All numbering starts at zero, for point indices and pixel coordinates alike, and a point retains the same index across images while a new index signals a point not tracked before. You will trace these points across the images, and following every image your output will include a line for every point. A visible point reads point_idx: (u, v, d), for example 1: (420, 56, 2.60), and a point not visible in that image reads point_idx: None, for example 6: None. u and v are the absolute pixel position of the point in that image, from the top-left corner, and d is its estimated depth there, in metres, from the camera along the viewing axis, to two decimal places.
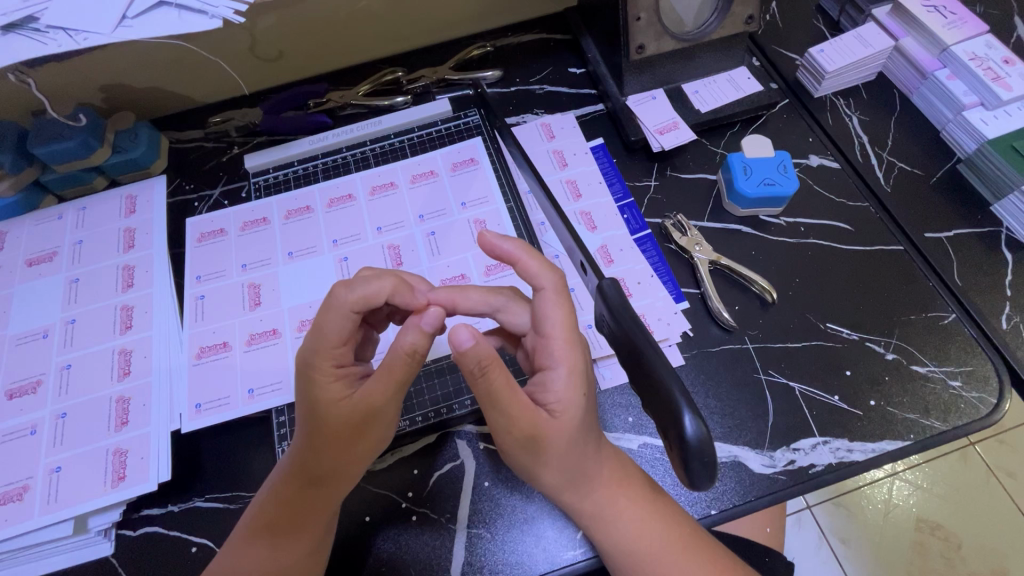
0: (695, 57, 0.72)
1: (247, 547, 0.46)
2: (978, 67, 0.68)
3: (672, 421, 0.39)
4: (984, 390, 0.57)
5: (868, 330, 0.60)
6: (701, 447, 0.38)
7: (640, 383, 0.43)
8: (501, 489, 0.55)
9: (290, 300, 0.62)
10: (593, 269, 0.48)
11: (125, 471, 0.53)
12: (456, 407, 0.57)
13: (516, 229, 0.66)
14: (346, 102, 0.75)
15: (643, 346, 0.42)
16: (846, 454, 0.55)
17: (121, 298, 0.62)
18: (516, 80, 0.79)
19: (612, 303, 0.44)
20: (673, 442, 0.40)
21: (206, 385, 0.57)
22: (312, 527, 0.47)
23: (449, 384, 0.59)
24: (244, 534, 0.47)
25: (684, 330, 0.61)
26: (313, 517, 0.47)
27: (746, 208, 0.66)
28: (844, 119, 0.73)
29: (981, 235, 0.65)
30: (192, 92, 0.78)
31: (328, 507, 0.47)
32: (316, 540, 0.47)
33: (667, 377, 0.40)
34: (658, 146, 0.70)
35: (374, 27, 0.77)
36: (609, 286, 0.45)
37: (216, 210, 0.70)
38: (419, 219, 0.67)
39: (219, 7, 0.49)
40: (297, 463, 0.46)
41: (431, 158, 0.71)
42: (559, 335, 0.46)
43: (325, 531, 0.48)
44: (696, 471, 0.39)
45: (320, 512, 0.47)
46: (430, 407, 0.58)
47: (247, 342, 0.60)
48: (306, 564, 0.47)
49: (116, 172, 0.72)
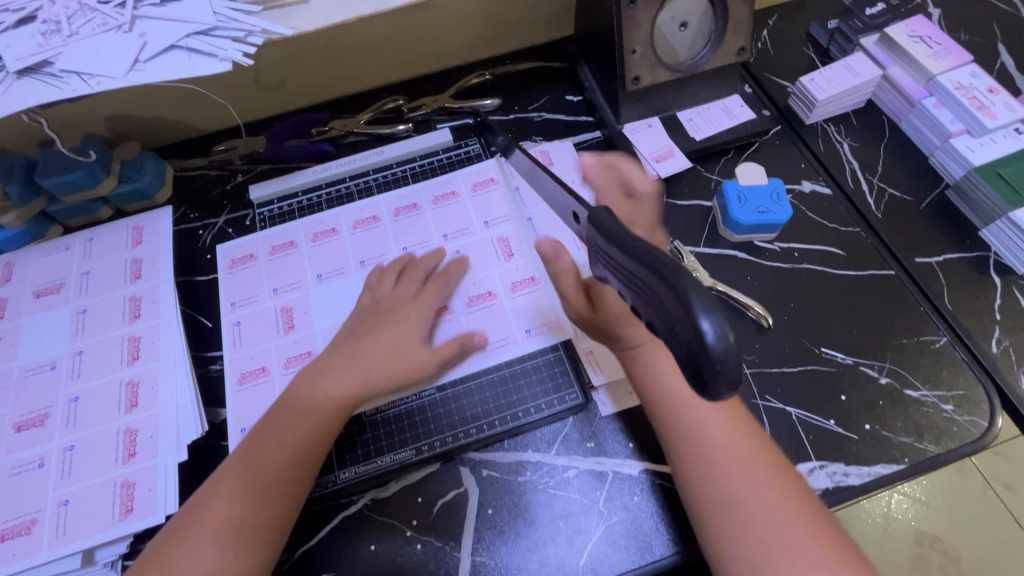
0: (690, 86, 0.74)
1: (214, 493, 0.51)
2: (964, 97, 0.70)
3: (685, 337, 0.27)
4: (975, 414, 0.58)
5: (862, 355, 0.61)
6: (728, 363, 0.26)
7: (635, 291, 0.30)
8: (503, 517, 0.55)
9: (321, 322, 0.64)
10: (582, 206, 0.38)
11: (132, 503, 0.53)
12: (485, 427, 0.58)
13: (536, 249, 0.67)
14: (348, 130, 0.77)
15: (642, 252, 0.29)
16: (842, 478, 0.56)
17: (128, 329, 0.63)
18: (515, 107, 0.81)
19: (602, 225, 0.33)
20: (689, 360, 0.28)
21: (250, 410, 0.59)
22: (277, 489, 0.51)
23: (478, 405, 0.59)
24: (213, 484, 0.51)
25: None
26: (281, 479, 0.52)
27: (741, 235, 0.68)
28: (835, 145, 0.75)
29: (969, 260, 0.67)
30: (196, 121, 0.79)
31: (296, 474, 0.52)
32: (269, 504, 0.51)
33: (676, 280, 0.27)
34: (654, 173, 0.72)
35: (376, 57, 0.79)
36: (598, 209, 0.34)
37: (243, 235, 0.72)
38: (443, 239, 0.69)
39: (228, 50, 0.51)
40: (296, 426, 0.54)
41: (451, 179, 0.73)
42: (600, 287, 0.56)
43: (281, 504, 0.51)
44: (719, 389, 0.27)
45: (287, 474, 0.52)
46: (454, 422, 0.59)
47: (284, 365, 0.62)
48: (250, 521, 0.50)
49: (122, 201, 0.74)
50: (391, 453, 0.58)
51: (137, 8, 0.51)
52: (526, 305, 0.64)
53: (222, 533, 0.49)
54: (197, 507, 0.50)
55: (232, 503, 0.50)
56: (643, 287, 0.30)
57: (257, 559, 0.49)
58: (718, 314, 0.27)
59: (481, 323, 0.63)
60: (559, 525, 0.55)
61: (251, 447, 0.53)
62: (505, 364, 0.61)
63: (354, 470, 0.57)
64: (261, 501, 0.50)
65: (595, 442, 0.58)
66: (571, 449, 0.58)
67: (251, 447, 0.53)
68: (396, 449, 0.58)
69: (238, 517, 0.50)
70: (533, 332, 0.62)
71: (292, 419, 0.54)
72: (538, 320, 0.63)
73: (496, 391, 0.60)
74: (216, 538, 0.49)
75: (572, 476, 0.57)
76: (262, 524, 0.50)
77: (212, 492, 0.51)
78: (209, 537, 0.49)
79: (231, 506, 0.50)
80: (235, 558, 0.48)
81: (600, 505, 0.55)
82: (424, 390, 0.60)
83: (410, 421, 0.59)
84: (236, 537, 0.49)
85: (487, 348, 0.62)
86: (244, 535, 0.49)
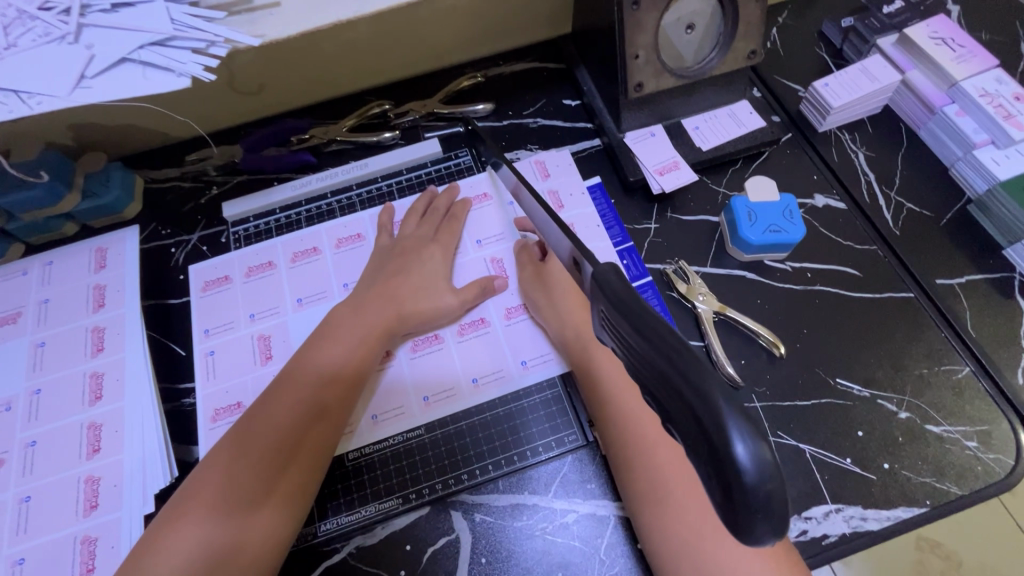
0: (696, 92, 0.69)
1: (213, 460, 0.49)
2: (989, 104, 0.65)
3: (709, 450, 0.24)
4: (1000, 452, 0.54)
5: (880, 386, 0.58)
6: (763, 485, 0.22)
7: (650, 380, 0.26)
8: (498, 566, 0.51)
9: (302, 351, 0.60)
10: (583, 253, 0.34)
11: (93, 562, 0.49)
12: (477, 472, 0.55)
13: None
14: (330, 138, 0.72)
15: (662, 344, 0.26)
16: (860, 523, 0.52)
17: (90, 365, 0.59)
18: (509, 112, 0.76)
19: (612, 294, 0.29)
20: (715, 482, 0.24)
21: None
22: (274, 461, 0.49)
23: (474, 432, 0.56)
24: (213, 454, 0.50)
25: None
26: (279, 449, 0.49)
27: (751, 254, 0.63)
28: (849, 154, 0.71)
29: (993, 281, 0.63)
30: (165, 128, 0.73)
31: (296, 445, 0.50)
32: (266, 473, 0.48)
33: (703, 385, 0.24)
34: (658, 186, 0.67)
35: (360, 60, 0.74)
36: (608, 270, 0.30)
37: (218, 254, 0.67)
38: None
39: (187, 63, 0.46)
40: (297, 396, 0.52)
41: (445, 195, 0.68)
42: (563, 286, 0.58)
43: (280, 474, 0.49)
44: (756, 532, 0.24)
45: (287, 444, 0.50)
46: (447, 448, 0.56)
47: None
48: (247, 489, 0.47)
49: (86, 218, 0.68)
50: (376, 503, 0.54)
51: (83, 15, 0.46)
52: (522, 333, 0.60)
53: (215, 501, 0.46)
54: (169, 522, 0.46)
55: (224, 487, 0.47)
56: (657, 375, 0.26)
57: (250, 530, 0.46)
58: (746, 423, 0.24)
59: (473, 352, 0.59)
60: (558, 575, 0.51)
61: (234, 455, 0.49)
62: (499, 399, 0.57)
63: (336, 521, 0.53)
64: (257, 472, 0.48)
65: (596, 484, 0.54)
66: (572, 492, 0.54)
67: (248, 421, 0.51)
68: (381, 498, 0.54)
69: (234, 483, 0.47)
70: (530, 364, 0.58)
71: (291, 391, 0.53)
72: (533, 350, 0.59)
73: (488, 432, 0.56)
74: (190, 558, 0.44)
75: (572, 522, 0.53)
76: (258, 495, 0.47)
77: (189, 505, 0.46)
78: (201, 508, 0.46)
79: (213, 520, 0.46)
80: (227, 528, 0.46)
81: (602, 553, 0.51)
82: (412, 429, 0.56)
83: (396, 465, 0.55)
84: (216, 553, 0.44)
85: (479, 382, 0.58)
86: (224, 556, 0.45)
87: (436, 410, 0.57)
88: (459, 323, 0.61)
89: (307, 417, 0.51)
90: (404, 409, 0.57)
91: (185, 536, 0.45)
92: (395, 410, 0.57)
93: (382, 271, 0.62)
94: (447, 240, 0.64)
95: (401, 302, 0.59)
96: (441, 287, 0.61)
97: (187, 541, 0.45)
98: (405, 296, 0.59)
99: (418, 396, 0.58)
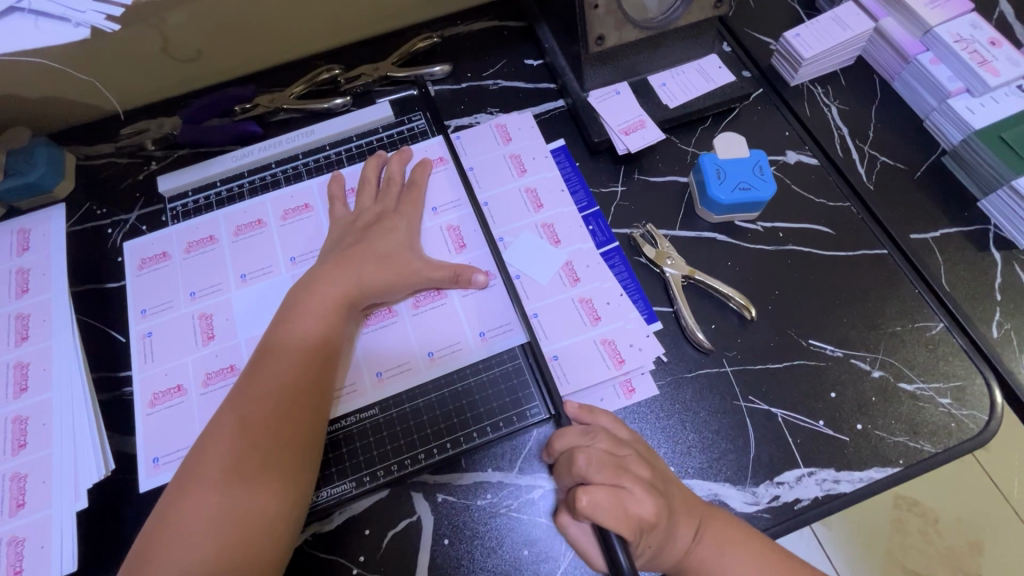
0: (663, 45, 0.65)
1: (201, 450, 0.46)
2: (963, 50, 0.63)
3: None
4: (974, 407, 0.53)
5: (853, 346, 0.56)
6: None
7: None
8: (461, 547, 0.49)
9: (245, 331, 0.56)
10: None
11: (21, 564, 0.46)
12: (452, 444, 0.52)
13: (488, 235, 0.60)
14: (277, 106, 0.67)
15: None
16: (833, 486, 0.51)
17: (15, 354, 0.55)
18: (467, 74, 0.71)
19: None
20: None
21: (162, 437, 0.52)
22: (261, 442, 0.46)
23: (450, 409, 0.53)
24: (202, 444, 0.47)
25: (620, 405, 0.54)
26: (265, 429, 0.46)
27: (721, 214, 0.61)
28: (823, 109, 0.68)
29: (967, 234, 0.61)
30: (92, 100, 0.67)
31: (281, 423, 0.47)
32: (256, 456, 0.45)
33: None
34: (623, 147, 0.63)
35: (306, 21, 0.68)
36: None
37: (154, 230, 0.62)
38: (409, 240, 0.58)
39: (86, 12, 0.43)
40: (277, 376, 0.49)
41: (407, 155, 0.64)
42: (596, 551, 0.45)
43: (271, 455, 0.46)
44: None
45: (273, 423, 0.46)
46: (427, 425, 0.53)
47: (202, 384, 0.53)
48: (239, 472, 0.45)
49: (12, 198, 0.63)
50: (330, 486, 0.51)
51: None
52: (480, 305, 0.57)
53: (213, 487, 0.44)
54: (165, 515, 0.44)
55: (215, 474, 0.45)
56: None
57: (251, 510, 0.44)
58: None
59: (430, 325, 0.56)
60: (524, 553, 0.49)
61: (222, 440, 0.46)
62: (463, 370, 0.55)
63: None
64: (247, 455, 0.45)
65: None
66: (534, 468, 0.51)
67: (234, 402, 0.48)
68: (334, 481, 0.51)
69: (227, 467, 0.45)
70: (488, 335, 0.56)
71: (270, 371, 0.49)
72: (494, 321, 0.56)
73: (448, 408, 0.53)
74: (195, 545, 0.42)
75: (538, 497, 0.50)
76: (252, 476, 0.45)
77: (179, 491, 0.45)
78: (200, 496, 0.44)
79: (209, 502, 0.44)
80: (229, 509, 0.43)
81: None
82: (365, 408, 0.53)
83: (365, 442, 0.52)
84: (222, 532, 0.43)
85: (435, 356, 0.55)
86: (227, 538, 0.42)
87: (390, 386, 0.54)
88: (421, 300, 0.57)
89: (288, 395, 0.48)
90: (356, 386, 0.54)
91: (189, 522, 0.43)
92: (348, 386, 0.54)
93: (339, 245, 0.57)
94: (401, 209, 0.60)
95: (362, 271, 0.54)
96: (406, 256, 0.56)
97: (191, 523, 0.43)
98: (365, 267, 0.55)
99: (371, 372, 0.55)
